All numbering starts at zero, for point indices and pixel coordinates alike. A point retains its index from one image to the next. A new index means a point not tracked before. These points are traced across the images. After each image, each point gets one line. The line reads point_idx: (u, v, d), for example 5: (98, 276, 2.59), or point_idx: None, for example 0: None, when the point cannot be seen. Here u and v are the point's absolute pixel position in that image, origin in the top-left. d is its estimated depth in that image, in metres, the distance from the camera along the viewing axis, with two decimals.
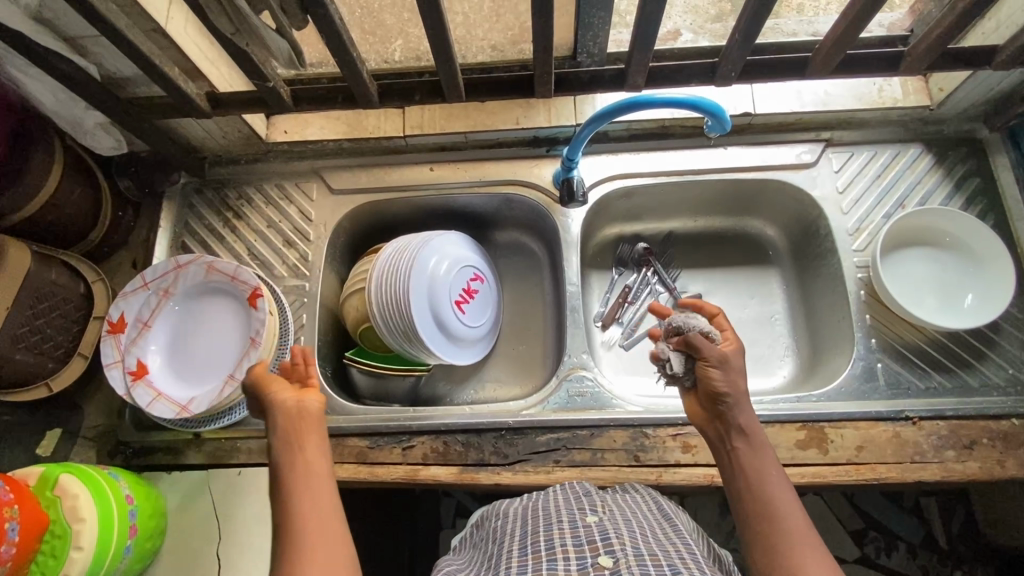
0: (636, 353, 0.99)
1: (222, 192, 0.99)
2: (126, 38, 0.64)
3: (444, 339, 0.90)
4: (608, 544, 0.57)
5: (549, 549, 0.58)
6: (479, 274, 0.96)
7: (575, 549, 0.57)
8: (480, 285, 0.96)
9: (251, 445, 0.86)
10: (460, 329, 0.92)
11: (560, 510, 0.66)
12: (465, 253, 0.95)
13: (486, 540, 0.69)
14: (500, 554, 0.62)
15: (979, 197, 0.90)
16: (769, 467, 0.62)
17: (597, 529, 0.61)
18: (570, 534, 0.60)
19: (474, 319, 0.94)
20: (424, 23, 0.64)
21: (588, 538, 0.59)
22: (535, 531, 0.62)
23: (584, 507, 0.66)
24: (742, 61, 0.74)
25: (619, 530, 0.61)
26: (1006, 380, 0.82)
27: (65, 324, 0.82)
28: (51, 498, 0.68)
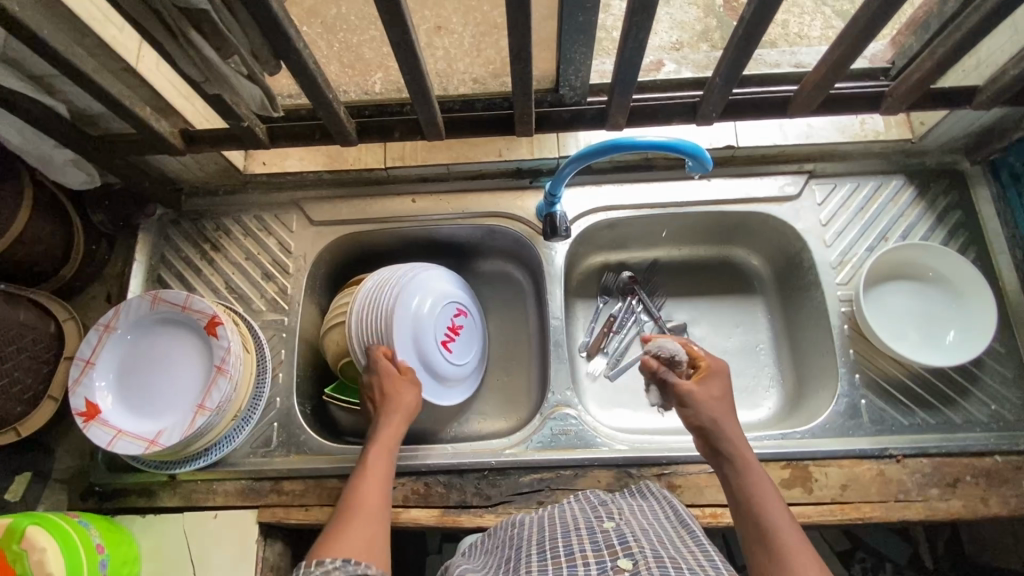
0: (621, 384, 0.98)
1: (199, 224, 0.96)
2: (93, 81, 0.62)
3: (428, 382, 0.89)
4: (627, 547, 0.56)
5: (569, 555, 0.57)
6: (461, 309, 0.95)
7: (595, 554, 0.56)
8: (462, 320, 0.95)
9: (228, 487, 0.84)
10: (448, 369, 0.90)
11: (578, 518, 0.66)
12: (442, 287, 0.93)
13: (499, 546, 0.68)
14: (518, 558, 0.61)
15: (961, 230, 0.90)
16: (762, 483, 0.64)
17: (615, 534, 0.60)
18: (589, 540, 0.59)
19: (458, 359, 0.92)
20: (402, 67, 0.64)
21: (607, 542, 0.58)
22: (554, 537, 0.62)
23: (600, 515, 0.65)
24: (723, 102, 0.74)
25: (637, 534, 0.59)
26: (988, 416, 0.82)
27: (34, 365, 0.80)
28: (18, 552, 0.65)
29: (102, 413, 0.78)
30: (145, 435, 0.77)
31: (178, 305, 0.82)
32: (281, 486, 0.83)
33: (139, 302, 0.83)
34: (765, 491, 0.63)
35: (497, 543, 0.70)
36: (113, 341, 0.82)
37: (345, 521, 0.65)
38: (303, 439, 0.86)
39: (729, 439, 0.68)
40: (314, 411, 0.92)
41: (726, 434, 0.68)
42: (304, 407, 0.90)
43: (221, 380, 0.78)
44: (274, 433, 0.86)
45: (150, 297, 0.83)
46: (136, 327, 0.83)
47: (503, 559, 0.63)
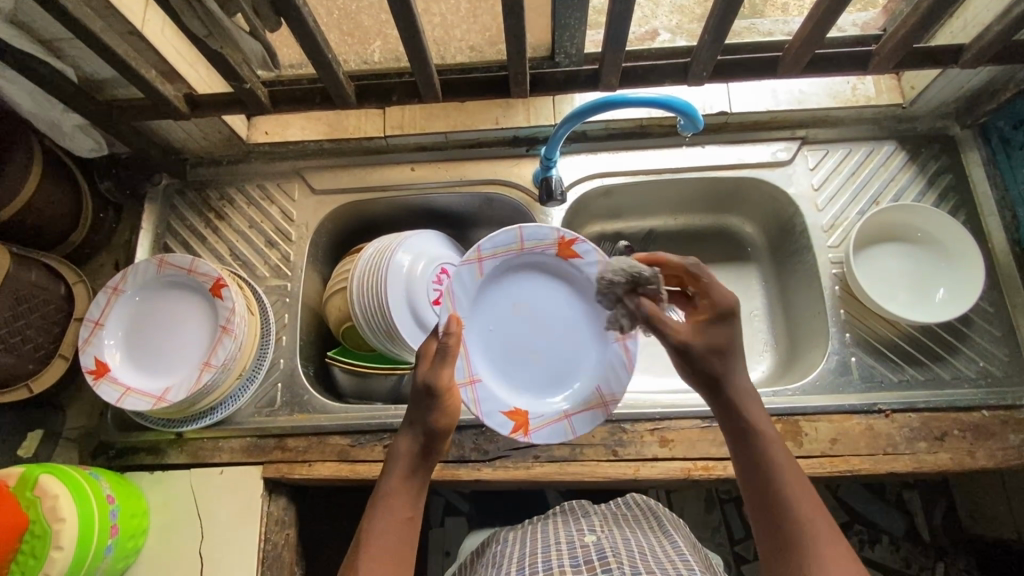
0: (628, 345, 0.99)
1: (203, 193, 0.99)
2: (100, 40, 0.65)
3: (485, 414, 0.75)
4: (605, 563, 0.60)
5: (548, 569, 0.61)
6: (527, 270, 0.81)
7: (572, 570, 0.60)
8: (514, 280, 0.81)
9: (233, 444, 0.86)
10: (489, 348, 0.79)
11: (560, 533, 0.70)
12: (494, 243, 0.77)
13: (484, 564, 0.72)
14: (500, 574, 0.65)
15: (951, 192, 0.91)
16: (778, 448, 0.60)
17: (594, 549, 0.64)
18: (568, 556, 0.63)
19: (499, 361, 0.79)
20: (399, 26, 0.66)
21: (585, 558, 0.62)
22: (534, 553, 0.66)
23: (582, 529, 0.70)
24: (712, 61, 0.76)
25: (617, 549, 0.63)
26: (977, 372, 0.84)
27: (45, 325, 0.83)
28: (30, 499, 0.68)
29: (111, 371, 0.81)
30: (152, 392, 0.80)
31: (183, 268, 0.84)
32: (285, 443, 0.85)
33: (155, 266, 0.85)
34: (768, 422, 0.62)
35: (484, 561, 0.74)
36: (121, 302, 0.84)
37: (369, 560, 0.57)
38: (306, 399, 0.88)
39: (740, 368, 0.66)
40: (317, 374, 0.95)
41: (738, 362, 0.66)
42: (307, 369, 0.93)
43: (226, 339, 0.80)
44: (279, 393, 0.89)
45: (157, 261, 0.85)
46: (143, 289, 0.86)
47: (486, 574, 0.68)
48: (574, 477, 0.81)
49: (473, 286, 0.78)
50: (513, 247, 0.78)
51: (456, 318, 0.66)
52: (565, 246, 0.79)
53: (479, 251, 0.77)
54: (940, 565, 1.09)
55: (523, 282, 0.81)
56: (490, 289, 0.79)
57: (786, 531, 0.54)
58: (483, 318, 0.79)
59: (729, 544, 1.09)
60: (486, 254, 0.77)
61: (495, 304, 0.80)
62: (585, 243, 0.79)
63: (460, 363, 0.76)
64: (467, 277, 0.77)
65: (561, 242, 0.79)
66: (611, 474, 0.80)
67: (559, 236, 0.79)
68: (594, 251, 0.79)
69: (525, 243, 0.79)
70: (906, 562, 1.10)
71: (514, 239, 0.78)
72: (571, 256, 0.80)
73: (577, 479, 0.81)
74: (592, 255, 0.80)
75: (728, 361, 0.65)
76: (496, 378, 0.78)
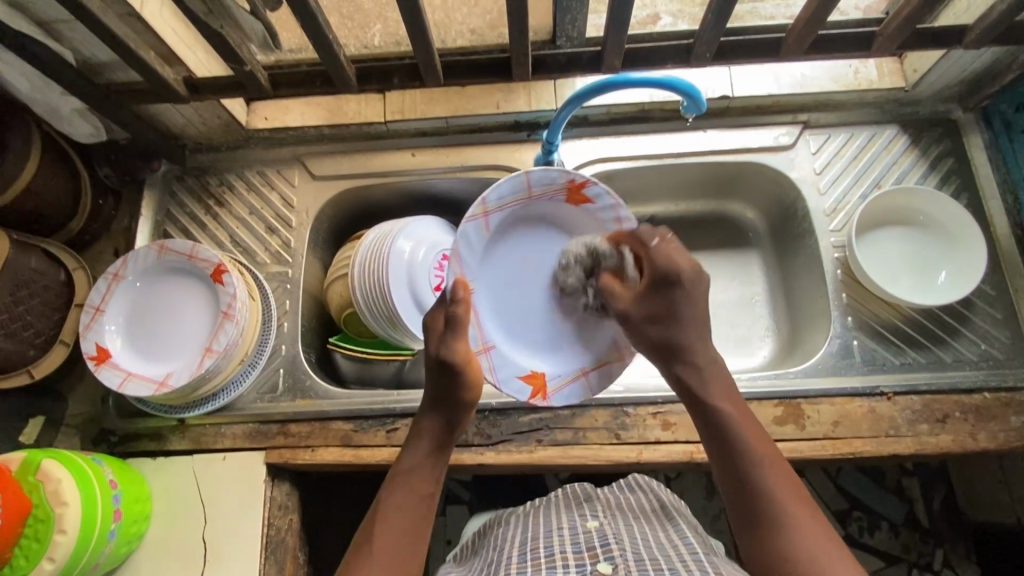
0: None
1: (203, 179, 0.98)
2: (98, 21, 0.64)
3: (504, 382, 0.79)
4: (607, 551, 0.59)
5: (549, 555, 0.61)
6: (535, 220, 0.81)
7: (575, 556, 0.60)
8: (522, 229, 0.81)
9: (236, 430, 0.86)
10: (501, 310, 0.80)
11: (563, 519, 0.70)
12: (499, 194, 0.76)
13: (487, 549, 0.72)
14: (501, 559, 0.65)
15: (953, 176, 0.91)
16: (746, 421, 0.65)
17: (596, 536, 0.63)
18: (570, 542, 0.63)
19: (510, 321, 0.81)
20: (401, 6, 0.65)
21: (588, 545, 0.62)
22: (536, 539, 0.66)
23: (585, 515, 0.70)
24: (716, 41, 0.75)
25: (620, 536, 0.63)
26: (979, 355, 0.84)
27: (45, 311, 0.82)
28: (33, 484, 0.68)
29: (112, 357, 0.81)
30: (154, 378, 0.80)
31: (183, 254, 0.83)
32: (287, 429, 0.85)
33: (162, 249, 0.84)
34: (736, 404, 0.66)
35: (487, 543, 0.74)
36: (121, 289, 0.84)
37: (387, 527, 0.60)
38: (308, 384, 0.88)
39: (689, 331, 0.69)
40: (319, 360, 0.95)
41: (694, 331, 0.69)
42: (308, 355, 0.93)
43: (228, 325, 0.80)
44: (280, 379, 0.88)
45: (156, 247, 0.84)
46: (142, 276, 0.85)
47: (488, 558, 0.68)
48: (576, 461, 0.81)
49: (482, 244, 0.78)
50: (521, 195, 0.78)
51: (463, 284, 0.68)
52: (574, 191, 0.79)
53: (484, 206, 0.76)
54: (938, 551, 1.10)
55: (530, 233, 0.81)
56: (499, 243, 0.80)
57: (752, 498, 0.60)
58: (492, 274, 0.80)
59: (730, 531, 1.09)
60: (492, 208, 0.77)
61: (508, 262, 0.81)
62: (595, 186, 0.78)
63: (473, 333, 0.78)
64: (474, 235, 0.77)
65: (571, 185, 0.78)
66: (614, 457, 0.81)
67: (568, 179, 0.78)
68: (605, 195, 0.79)
69: (533, 190, 0.78)
70: (905, 548, 1.10)
71: (521, 185, 0.77)
72: (581, 200, 0.80)
73: (580, 463, 0.81)
74: (603, 197, 0.80)
75: (674, 326, 0.69)
76: (510, 341, 0.81)
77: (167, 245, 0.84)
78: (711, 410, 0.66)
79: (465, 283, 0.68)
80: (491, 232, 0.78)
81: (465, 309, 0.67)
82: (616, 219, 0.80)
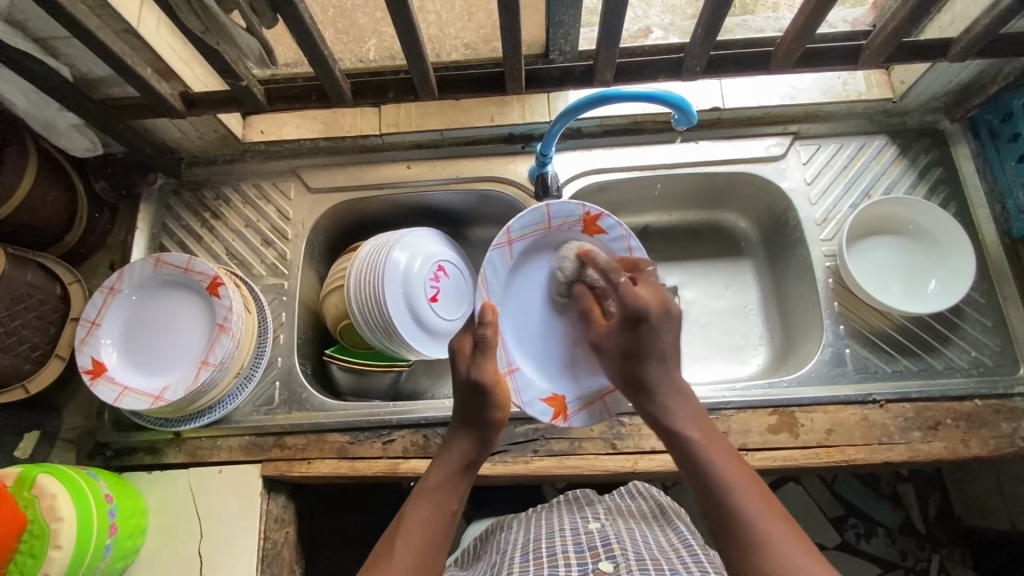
0: None
1: (199, 193, 0.98)
2: (96, 39, 0.65)
3: (527, 404, 0.80)
4: (609, 550, 0.60)
5: (552, 555, 0.62)
6: (551, 249, 0.85)
7: (577, 556, 0.61)
8: (543, 260, 0.85)
9: (232, 443, 0.86)
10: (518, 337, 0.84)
11: (565, 519, 0.71)
12: (522, 225, 0.82)
13: (490, 552, 0.73)
14: (503, 560, 0.65)
15: (941, 185, 0.92)
16: (724, 447, 0.61)
17: (598, 536, 0.64)
18: (572, 542, 0.64)
19: (534, 344, 0.84)
20: (396, 23, 0.66)
21: (590, 544, 0.62)
22: (539, 539, 0.66)
23: (587, 517, 0.70)
24: (706, 55, 0.76)
25: (621, 536, 0.64)
26: (969, 362, 0.85)
27: (41, 325, 0.83)
28: (29, 499, 0.67)
29: (109, 370, 0.81)
30: (150, 391, 0.80)
31: (180, 267, 0.84)
32: (283, 441, 0.85)
33: (161, 261, 0.84)
34: (704, 427, 0.63)
35: (489, 548, 0.75)
36: (117, 302, 0.84)
37: (402, 544, 0.58)
38: (304, 396, 0.88)
39: (651, 366, 0.66)
40: (315, 372, 0.95)
41: (664, 367, 0.66)
42: (304, 368, 0.93)
43: (224, 338, 0.80)
44: (277, 391, 0.89)
45: (153, 260, 0.84)
46: (141, 288, 0.85)
47: (490, 561, 0.68)
48: (572, 471, 0.81)
49: (505, 269, 0.83)
50: (541, 225, 0.83)
51: (491, 306, 0.68)
52: (590, 222, 0.83)
53: (508, 233, 0.81)
54: (934, 557, 1.10)
55: (548, 262, 0.85)
56: (519, 271, 0.84)
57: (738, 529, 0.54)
58: (512, 300, 0.84)
59: None
60: (516, 237, 0.82)
61: (526, 287, 0.85)
62: (609, 219, 0.82)
63: (500, 354, 0.81)
64: (499, 261, 0.82)
65: (587, 217, 0.83)
66: (610, 466, 0.81)
67: (584, 211, 0.82)
68: (619, 226, 0.82)
69: (552, 221, 0.83)
70: (901, 554, 1.10)
71: (541, 218, 0.82)
72: (596, 231, 0.83)
73: (575, 473, 0.81)
74: (615, 229, 0.83)
75: (646, 363, 0.66)
76: (534, 364, 0.83)
77: (164, 258, 0.84)
78: (680, 437, 0.62)
79: (494, 306, 0.68)
80: (513, 259, 0.83)
81: (493, 332, 0.67)
82: (628, 249, 0.83)
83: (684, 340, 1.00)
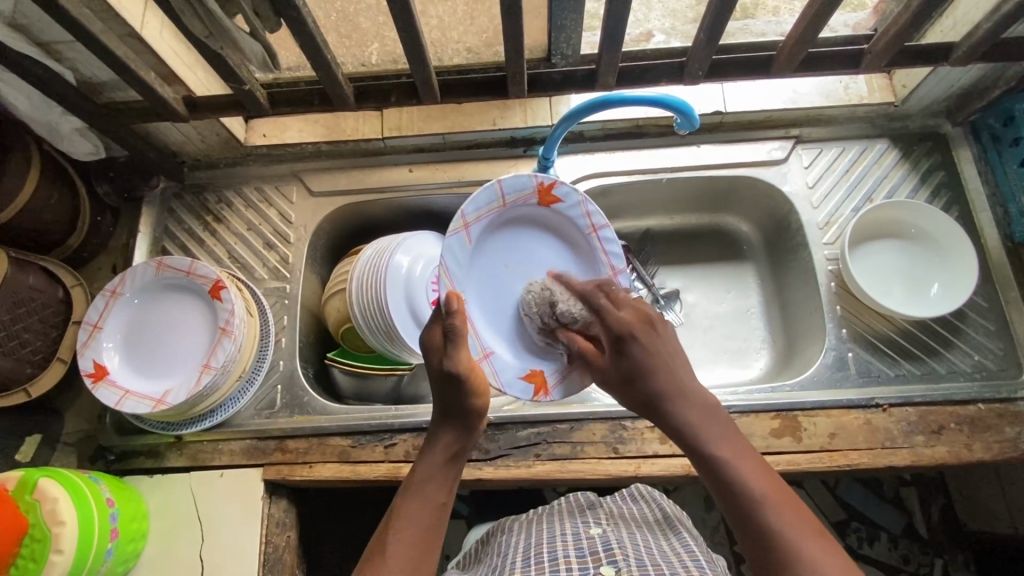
0: None
1: (201, 196, 0.99)
2: (100, 43, 0.65)
3: (508, 386, 0.79)
4: (611, 555, 0.60)
5: (553, 559, 0.61)
6: (511, 223, 0.82)
7: (579, 560, 0.60)
8: (502, 236, 0.81)
9: (233, 447, 0.86)
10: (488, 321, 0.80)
11: (566, 523, 0.70)
12: (477, 206, 0.77)
13: (490, 555, 0.72)
14: (505, 564, 0.64)
15: (944, 189, 0.92)
16: (750, 457, 0.56)
17: (600, 541, 0.64)
18: (574, 547, 0.63)
19: (502, 322, 0.81)
20: (399, 27, 0.66)
21: (591, 549, 0.62)
22: (539, 543, 0.66)
23: (588, 521, 0.70)
24: (708, 59, 0.76)
25: (623, 541, 0.64)
26: (972, 366, 0.84)
27: (43, 328, 0.83)
28: (30, 503, 0.67)
29: (110, 374, 0.81)
30: (152, 395, 0.80)
31: (182, 271, 0.84)
32: (285, 445, 0.85)
33: (163, 265, 0.84)
34: (728, 435, 0.59)
35: (489, 551, 0.74)
36: (119, 306, 0.84)
37: (395, 542, 0.58)
38: (306, 400, 0.88)
39: (659, 377, 0.62)
40: (317, 376, 0.95)
41: (672, 374, 0.62)
42: (306, 371, 0.93)
43: (226, 341, 0.80)
44: (278, 395, 0.88)
45: (155, 263, 0.84)
46: (143, 292, 0.85)
47: (491, 564, 0.68)
48: (574, 475, 0.81)
49: (466, 255, 0.78)
50: (495, 203, 0.79)
51: (456, 295, 0.66)
52: (544, 192, 0.80)
53: (463, 218, 0.76)
54: (937, 562, 1.10)
55: (509, 237, 0.82)
56: (480, 252, 0.80)
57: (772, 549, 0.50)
58: (479, 285, 0.80)
59: (730, 544, 1.09)
60: (471, 219, 0.77)
61: (489, 267, 0.81)
62: (564, 186, 0.80)
63: (473, 340, 0.77)
64: (458, 248, 0.77)
65: (541, 188, 0.80)
66: (613, 470, 0.81)
67: (537, 182, 0.80)
68: (575, 193, 0.81)
69: (506, 197, 0.79)
70: (904, 559, 1.10)
71: (494, 196, 0.78)
72: (551, 201, 0.81)
73: (578, 477, 0.81)
74: (572, 196, 0.81)
75: (651, 376, 0.62)
76: (507, 345, 0.81)
77: (167, 262, 0.84)
78: (701, 448, 0.58)
79: (459, 295, 0.66)
80: (473, 243, 0.78)
81: (461, 321, 0.66)
82: (587, 214, 0.82)
83: (686, 343, 1.00)
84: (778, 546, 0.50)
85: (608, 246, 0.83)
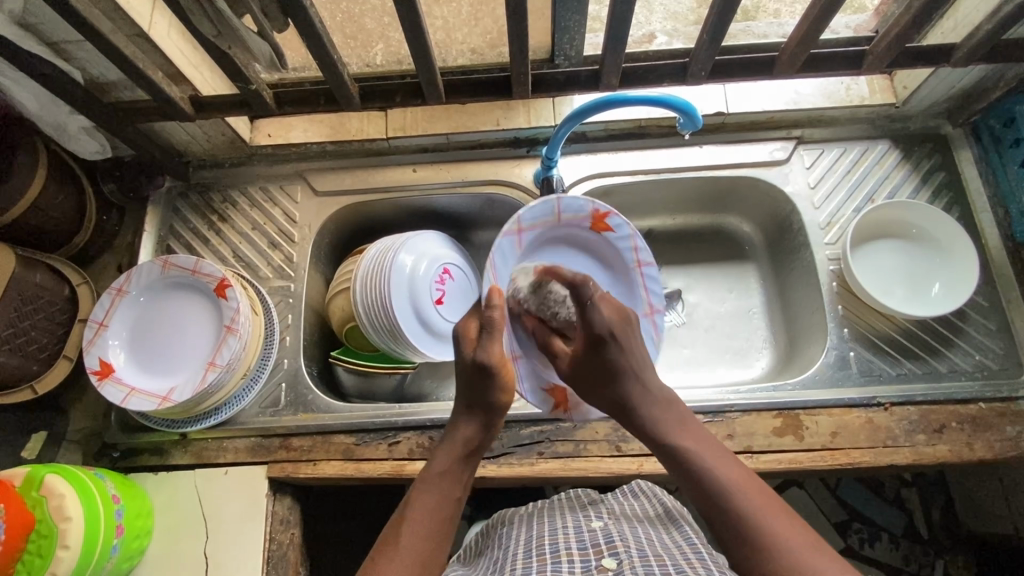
0: None
1: (206, 195, 0.99)
2: (109, 42, 0.66)
3: (527, 393, 0.79)
4: (613, 547, 0.60)
5: (554, 552, 0.62)
6: (558, 242, 0.85)
7: (580, 553, 0.61)
8: (546, 252, 0.84)
9: (238, 444, 0.86)
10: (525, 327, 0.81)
11: (568, 517, 0.71)
12: (534, 215, 0.80)
13: (492, 549, 0.72)
14: (506, 557, 0.65)
15: (944, 190, 0.93)
16: (716, 451, 0.62)
17: (601, 534, 0.64)
18: (576, 539, 0.64)
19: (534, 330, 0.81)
20: (404, 27, 0.67)
21: (592, 542, 0.62)
22: (541, 536, 0.66)
23: (590, 514, 0.70)
24: (711, 61, 0.77)
25: (624, 534, 0.64)
26: (973, 366, 0.85)
27: (50, 325, 0.83)
28: (37, 499, 0.68)
29: (116, 371, 0.81)
30: (157, 393, 0.80)
31: (188, 269, 0.84)
32: (289, 442, 0.86)
33: (171, 263, 0.85)
34: (690, 432, 0.64)
35: (490, 544, 0.75)
36: (126, 303, 0.84)
37: (405, 532, 0.58)
38: (310, 398, 0.89)
39: (628, 381, 0.66)
40: (321, 374, 0.96)
41: (641, 379, 0.66)
42: (310, 369, 0.93)
43: (231, 339, 0.81)
44: (282, 393, 0.89)
45: (161, 262, 0.85)
46: (150, 290, 0.86)
47: (492, 557, 0.68)
48: (577, 473, 0.81)
49: (513, 258, 0.80)
50: (550, 218, 0.82)
51: (497, 289, 0.68)
52: (598, 219, 0.84)
53: (519, 223, 0.79)
54: (938, 562, 1.10)
55: (554, 255, 0.85)
56: (527, 262, 0.83)
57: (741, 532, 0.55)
58: None
59: None
60: (526, 226, 0.80)
61: None
62: (616, 217, 0.84)
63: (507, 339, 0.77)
64: (508, 249, 0.79)
65: (595, 214, 0.83)
66: (616, 469, 0.81)
67: (593, 208, 0.83)
68: (625, 226, 0.84)
69: (561, 215, 0.82)
70: (905, 559, 1.10)
71: (550, 210, 0.81)
72: (603, 229, 0.85)
73: (581, 475, 0.81)
74: (623, 228, 0.85)
75: (623, 379, 0.66)
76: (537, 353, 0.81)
77: (174, 260, 0.85)
78: (669, 448, 0.63)
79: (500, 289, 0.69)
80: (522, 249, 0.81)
81: (500, 313, 0.68)
82: (635, 249, 0.85)
83: (688, 343, 1.00)
84: (749, 528, 0.55)
85: (650, 283, 0.86)
